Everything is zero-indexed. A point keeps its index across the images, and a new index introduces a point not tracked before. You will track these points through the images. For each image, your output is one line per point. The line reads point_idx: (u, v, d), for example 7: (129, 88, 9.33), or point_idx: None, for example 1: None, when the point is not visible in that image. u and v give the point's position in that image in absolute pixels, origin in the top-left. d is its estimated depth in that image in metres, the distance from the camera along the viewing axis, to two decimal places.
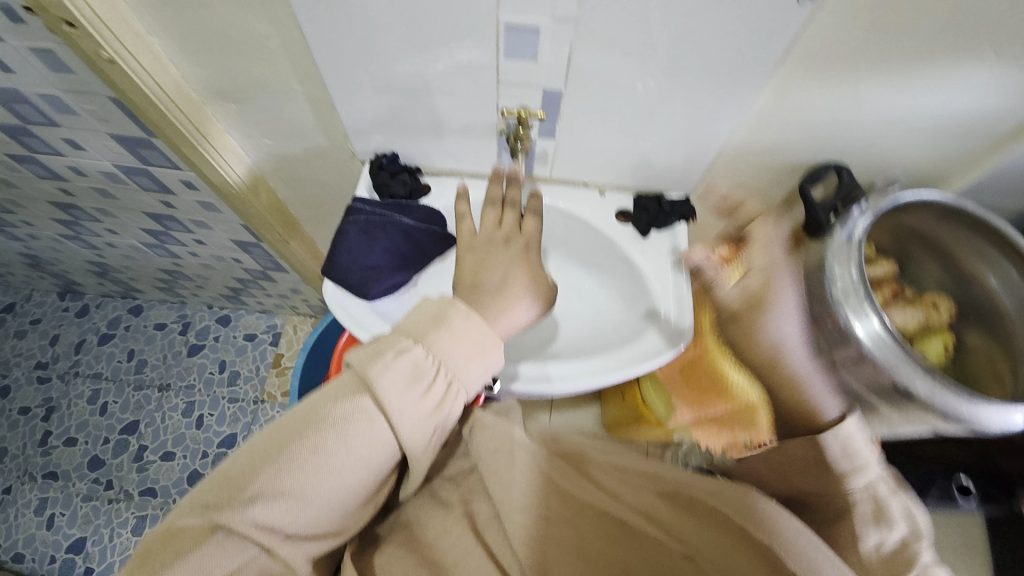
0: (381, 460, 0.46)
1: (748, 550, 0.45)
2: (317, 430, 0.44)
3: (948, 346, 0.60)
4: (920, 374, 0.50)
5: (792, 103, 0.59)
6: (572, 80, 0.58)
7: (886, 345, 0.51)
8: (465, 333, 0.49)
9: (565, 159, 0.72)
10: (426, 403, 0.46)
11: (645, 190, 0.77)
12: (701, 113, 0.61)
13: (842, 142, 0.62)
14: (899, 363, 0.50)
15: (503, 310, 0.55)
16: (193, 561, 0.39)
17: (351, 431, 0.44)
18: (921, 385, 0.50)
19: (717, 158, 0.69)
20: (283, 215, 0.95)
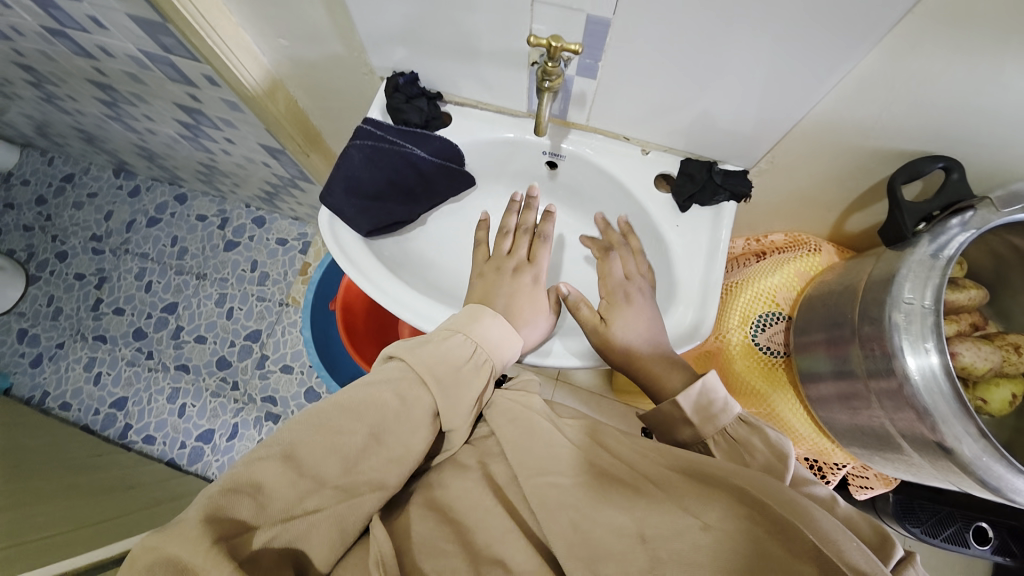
0: (427, 425, 0.48)
1: (779, 536, 0.37)
2: (370, 396, 0.46)
3: (1020, 395, 0.57)
4: (962, 423, 0.47)
5: (909, 73, 0.45)
6: (625, 8, 0.46)
7: (936, 385, 0.48)
8: (501, 333, 0.57)
9: (605, 105, 0.61)
10: (473, 373, 0.52)
11: (695, 156, 0.65)
12: (784, 71, 0.48)
13: (961, 134, 0.48)
14: (943, 406, 0.48)
15: (522, 316, 0.61)
16: (255, 509, 0.39)
17: (408, 396, 0.47)
18: (959, 434, 0.47)
19: (791, 130, 0.56)
20: (304, 126, 0.90)
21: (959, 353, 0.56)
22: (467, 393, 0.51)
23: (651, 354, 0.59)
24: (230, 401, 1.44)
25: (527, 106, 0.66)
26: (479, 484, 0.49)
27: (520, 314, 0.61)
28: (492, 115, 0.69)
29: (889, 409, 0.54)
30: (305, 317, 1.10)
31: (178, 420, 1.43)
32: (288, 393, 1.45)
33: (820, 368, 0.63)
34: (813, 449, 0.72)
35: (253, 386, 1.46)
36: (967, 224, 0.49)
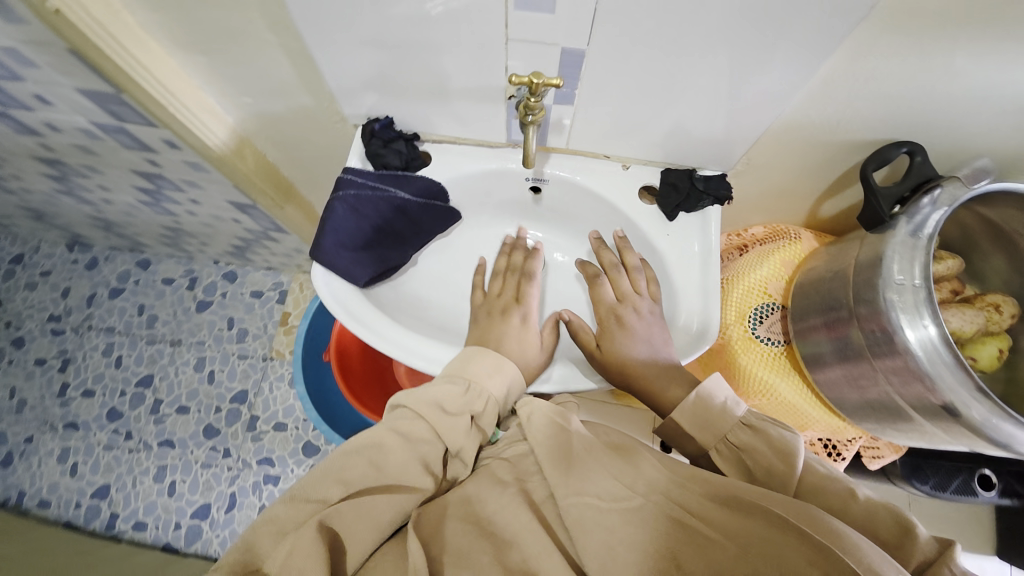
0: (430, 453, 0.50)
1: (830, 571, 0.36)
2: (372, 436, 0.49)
3: (1006, 350, 0.60)
4: (968, 387, 0.49)
5: (869, 70, 0.48)
6: (599, 39, 0.48)
7: (937, 354, 0.50)
8: (495, 367, 0.57)
9: (584, 128, 0.62)
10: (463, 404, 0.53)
11: (674, 166, 0.67)
12: (755, 80, 0.51)
13: (921, 119, 0.52)
14: (946, 373, 0.50)
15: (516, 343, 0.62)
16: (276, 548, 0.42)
17: (404, 431, 0.50)
18: (967, 398, 0.50)
19: (764, 132, 0.58)
20: (275, 179, 0.88)
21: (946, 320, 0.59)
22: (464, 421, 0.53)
23: (649, 371, 0.59)
24: (223, 470, 1.37)
25: (506, 136, 0.67)
26: (517, 511, 0.48)
27: (521, 349, 0.62)
28: (472, 148, 0.69)
29: (900, 385, 0.56)
30: (297, 371, 1.07)
31: (169, 499, 1.35)
32: (285, 452, 1.39)
33: (823, 352, 0.64)
34: (828, 427, 0.73)
35: (246, 450, 1.39)
36: (937, 203, 0.52)
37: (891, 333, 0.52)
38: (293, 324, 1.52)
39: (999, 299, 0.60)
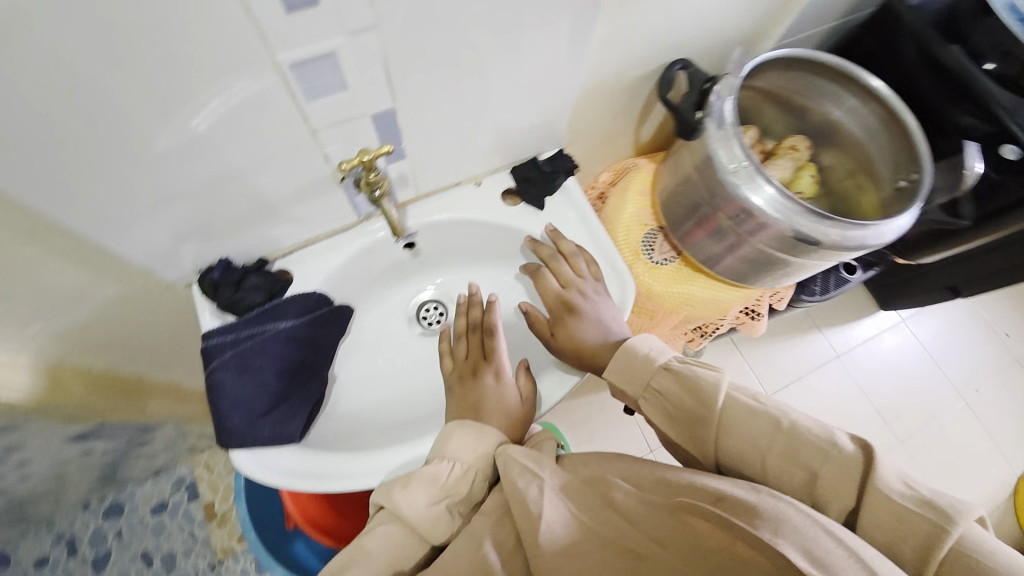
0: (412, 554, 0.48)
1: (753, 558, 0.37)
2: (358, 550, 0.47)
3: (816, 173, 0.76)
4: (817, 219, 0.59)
5: (628, 20, 0.54)
6: (404, 93, 0.47)
7: (784, 204, 0.60)
8: (472, 435, 0.54)
9: (426, 171, 0.62)
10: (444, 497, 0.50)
11: (517, 162, 0.70)
12: (549, 65, 0.54)
13: (678, 39, 0.61)
14: (797, 216, 0.60)
15: (490, 394, 0.59)
16: None
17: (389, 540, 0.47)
18: (819, 228, 0.60)
19: (576, 101, 0.63)
20: (116, 384, 0.72)
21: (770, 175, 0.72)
22: (444, 509, 0.49)
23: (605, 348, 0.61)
24: None
25: (356, 213, 0.63)
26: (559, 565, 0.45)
27: (498, 403, 0.58)
28: (329, 242, 0.64)
29: (776, 248, 0.65)
30: (264, 559, 0.91)
31: None
32: None
33: (712, 250, 0.73)
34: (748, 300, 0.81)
35: None
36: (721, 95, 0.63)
37: (747, 205, 0.61)
38: (223, 510, 1.29)
39: (791, 141, 0.75)
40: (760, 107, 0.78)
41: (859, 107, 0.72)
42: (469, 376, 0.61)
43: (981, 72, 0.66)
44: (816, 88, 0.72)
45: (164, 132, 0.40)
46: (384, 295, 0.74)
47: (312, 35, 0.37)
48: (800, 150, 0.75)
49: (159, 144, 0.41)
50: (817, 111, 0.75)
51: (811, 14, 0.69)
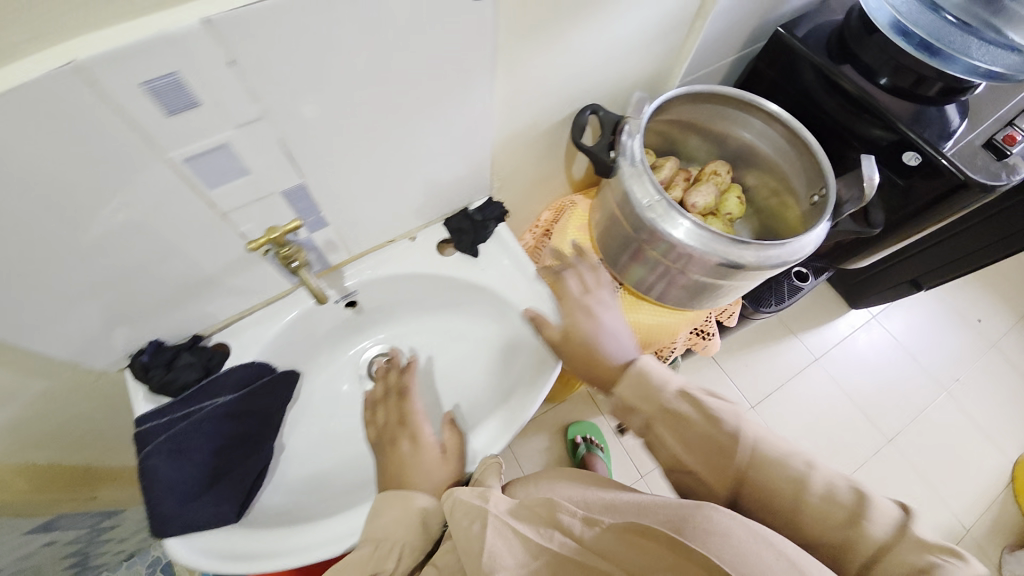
0: None
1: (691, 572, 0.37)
2: None
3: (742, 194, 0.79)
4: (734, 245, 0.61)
5: (529, 78, 0.57)
6: (311, 169, 0.49)
7: (701, 235, 0.62)
8: (397, 507, 0.54)
9: (355, 233, 0.63)
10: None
11: (449, 213, 0.72)
12: (457, 126, 0.57)
13: (584, 85, 0.65)
14: (715, 245, 0.61)
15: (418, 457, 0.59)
16: None
17: None
18: (738, 253, 0.61)
19: (495, 152, 0.66)
20: (59, 475, 0.70)
21: (695, 202, 0.76)
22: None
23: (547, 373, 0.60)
24: None
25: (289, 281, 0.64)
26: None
27: (416, 469, 0.57)
28: (265, 310, 0.65)
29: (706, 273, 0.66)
30: None
31: None
32: None
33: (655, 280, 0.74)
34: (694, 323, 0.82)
35: None
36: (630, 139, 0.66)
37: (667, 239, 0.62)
38: None
39: (713, 167, 0.79)
40: (679, 138, 0.82)
41: (767, 130, 0.75)
42: (388, 444, 0.61)
43: (877, 87, 0.70)
44: (724, 116, 0.76)
45: (68, 240, 0.41)
46: (331, 357, 0.74)
47: (200, 132, 0.39)
48: (721, 175, 0.78)
49: (66, 253, 0.42)
50: (731, 136, 0.79)
51: (707, 49, 0.73)
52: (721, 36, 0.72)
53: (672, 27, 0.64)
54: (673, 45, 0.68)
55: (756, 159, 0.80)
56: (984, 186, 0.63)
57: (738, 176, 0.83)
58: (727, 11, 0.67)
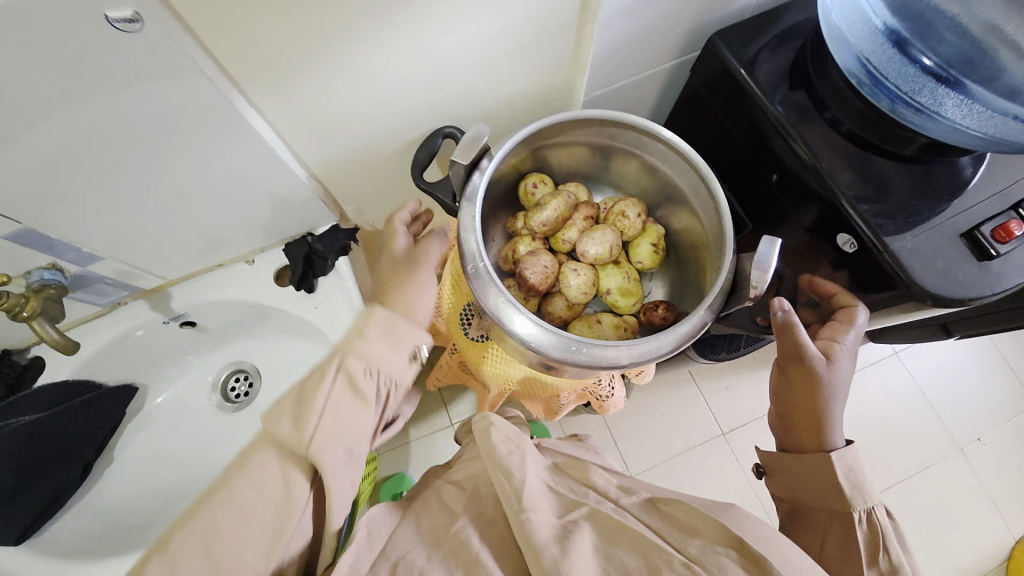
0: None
1: None
2: (255, 475, 0.37)
3: (658, 242, 0.64)
4: (573, 343, 0.49)
5: (321, 106, 0.47)
6: (29, 209, 0.44)
7: (536, 326, 0.50)
8: (383, 332, 0.42)
9: (159, 261, 0.58)
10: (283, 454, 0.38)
11: (291, 238, 0.65)
12: (226, 159, 0.48)
13: (421, 108, 0.52)
14: (553, 339, 0.49)
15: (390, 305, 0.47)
16: (230, 507, 0.36)
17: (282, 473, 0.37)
18: (581, 351, 0.49)
19: (318, 179, 0.57)
20: None
21: (586, 250, 0.61)
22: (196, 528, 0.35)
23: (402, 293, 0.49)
24: None
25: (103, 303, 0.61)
26: None
27: (412, 295, 0.48)
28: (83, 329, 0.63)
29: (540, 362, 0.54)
30: None
31: None
32: None
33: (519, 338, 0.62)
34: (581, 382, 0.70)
35: None
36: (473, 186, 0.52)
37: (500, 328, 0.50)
38: None
39: (621, 207, 0.63)
40: (595, 163, 0.67)
41: (678, 161, 0.59)
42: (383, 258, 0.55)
43: (835, 136, 0.51)
44: (628, 140, 0.60)
45: None
46: (181, 372, 0.72)
47: None
48: (629, 218, 0.63)
49: None
50: (651, 169, 0.63)
51: (617, 61, 0.56)
52: (632, 49, 0.55)
53: (536, 39, 0.50)
54: (549, 57, 0.53)
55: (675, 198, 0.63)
56: (934, 298, 0.44)
57: (664, 217, 0.67)
58: (629, 17, 0.49)
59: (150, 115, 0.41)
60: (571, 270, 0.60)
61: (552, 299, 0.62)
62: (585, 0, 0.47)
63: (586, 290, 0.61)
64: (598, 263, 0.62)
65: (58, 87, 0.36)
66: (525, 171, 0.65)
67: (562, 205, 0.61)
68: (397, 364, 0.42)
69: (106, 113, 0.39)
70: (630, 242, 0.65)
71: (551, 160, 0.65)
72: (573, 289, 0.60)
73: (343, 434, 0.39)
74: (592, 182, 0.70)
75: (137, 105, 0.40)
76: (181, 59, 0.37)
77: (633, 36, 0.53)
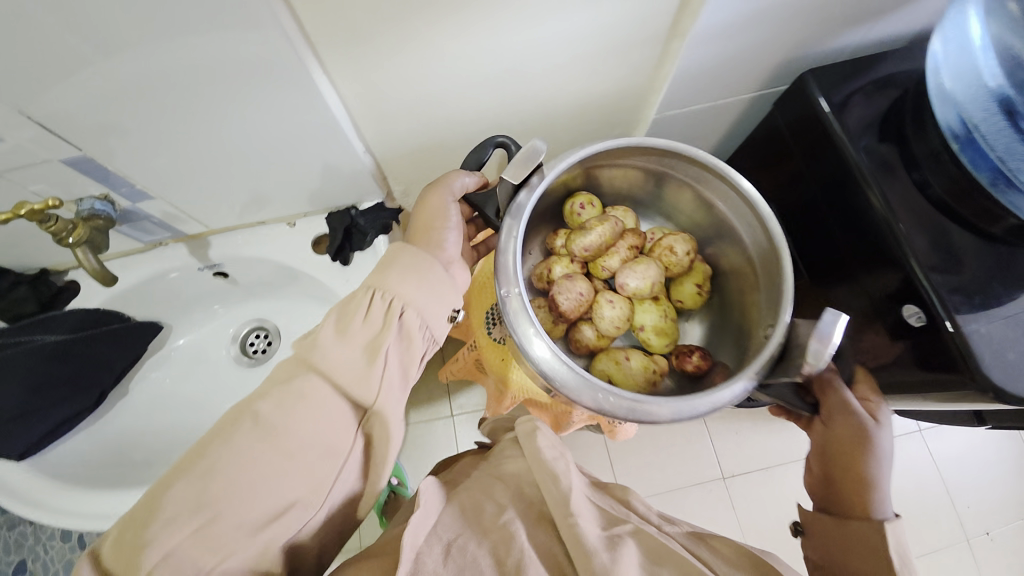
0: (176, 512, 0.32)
1: None
2: (287, 409, 0.36)
3: (703, 283, 0.61)
4: (587, 382, 0.45)
5: (391, 79, 0.46)
6: (90, 139, 0.44)
7: (556, 356, 0.46)
8: (412, 272, 0.42)
9: (204, 209, 0.58)
10: (317, 380, 0.38)
11: (334, 208, 0.64)
12: (286, 121, 0.48)
13: (488, 98, 0.51)
14: (569, 375, 0.45)
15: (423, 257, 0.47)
16: (266, 440, 0.35)
17: (314, 406, 0.37)
18: (593, 391, 0.45)
19: (372, 155, 0.56)
20: None
21: (625, 283, 0.58)
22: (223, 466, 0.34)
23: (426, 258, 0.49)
24: None
25: (143, 240, 0.62)
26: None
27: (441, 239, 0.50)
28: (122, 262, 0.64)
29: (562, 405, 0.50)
30: None
31: None
32: None
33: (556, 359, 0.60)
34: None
35: None
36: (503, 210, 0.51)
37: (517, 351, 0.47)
38: None
39: (669, 242, 0.60)
40: (648, 188, 0.64)
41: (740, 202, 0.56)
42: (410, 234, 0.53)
43: (918, 197, 0.48)
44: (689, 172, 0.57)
45: None
46: (204, 320, 0.72)
47: None
48: (677, 254, 0.59)
49: None
50: (708, 204, 0.60)
51: (696, 85, 0.54)
52: (715, 74, 0.53)
53: (618, 47, 0.48)
54: (627, 68, 0.51)
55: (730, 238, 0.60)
56: (999, 391, 0.41)
57: (714, 255, 0.63)
58: (719, 41, 0.47)
59: (223, 65, 0.41)
60: (606, 301, 0.57)
61: (580, 327, 0.59)
62: (677, 17, 0.46)
63: (619, 324, 0.58)
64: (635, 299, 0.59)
65: (139, 24, 0.36)
66: (574, 187, 0.62)
67: (608, 232, 0.58)
68: (438, 320, 0.43)
69: (181, 56, 0.39)
70: (674, 278, 0.62)
71: (603, 178, 0.63)
72: (604, 324, 0.58)
73: (392, 383, 0.41)
74: (642, 208, 0.67)
75: (210, 54, 0.39)
76: (262, 17, 0.37)
77: (718, 62, 0.51)
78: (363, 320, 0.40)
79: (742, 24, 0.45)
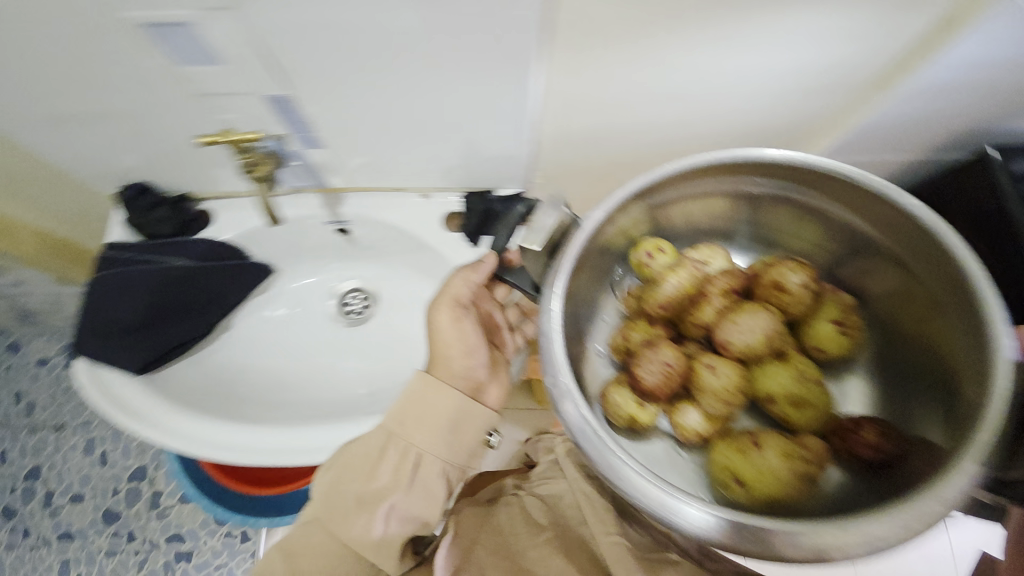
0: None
1: None
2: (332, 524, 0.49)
3: (847, 321, 0.45)
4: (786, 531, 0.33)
5: (597, 82, 0.46)
6: (302, 81, 0.45)
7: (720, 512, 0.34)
8: (421, 409, 0.52)
9: (357, 167, 0.59)
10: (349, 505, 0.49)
11: (472, 189, 0.65)
12: (481, 99, 0.48)
13: (672, 116, 0.51)
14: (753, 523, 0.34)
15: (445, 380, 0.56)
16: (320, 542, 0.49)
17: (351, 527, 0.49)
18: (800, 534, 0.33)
19: (537, 146, 0.56)
20: (82, 254, 0.81)
21: (727, 340, 0.45)
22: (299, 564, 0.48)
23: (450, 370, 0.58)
24: (130, 556, 1.31)
25: (284, 182, 0.62)
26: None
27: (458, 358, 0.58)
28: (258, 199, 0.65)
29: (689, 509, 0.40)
30: None
31: None
32: (195, 524, 1.33)
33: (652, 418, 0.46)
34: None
35: (151, 531, 1.33)
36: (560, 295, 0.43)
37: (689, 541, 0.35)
38: None
39: (775, 274, 0.47)
40: (733, 215, 0.51)
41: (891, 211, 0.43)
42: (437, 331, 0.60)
43: None
44: (800, 178, 0.45)
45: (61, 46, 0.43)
46: (311, 269, 0.73)
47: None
48: (791, 288, 0.46)
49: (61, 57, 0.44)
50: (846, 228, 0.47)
51: (875, 137, 0.53)
52: (899, 132, 0.52)
53: (819, 87, 0.48)
54: (813, 108, 0.51)
55: (875, 252, 0.46)
56: None
57: (857, 275, 0.49)
58: (926, 99, 0.47)
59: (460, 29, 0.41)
60: (706, 366, 0.45)
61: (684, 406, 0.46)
62: (892, 68, 0.45)
63: (723, 398, 0.44)
64: (744, 356, 0.45)
65: None
66: (635, 237, 0.51)
67: (687, 280, 0.48)
68: (449, 453, 0.52)
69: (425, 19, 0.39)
70: (799, 320, 0.47)
71: (674, 215, 0.50)
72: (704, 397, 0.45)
73: (407, 507, 0.50)
74: (731, 237, 0.54)
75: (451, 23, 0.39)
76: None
77: (911, 118, 0.50)
78: (384, 464, 0.51)
79: (956, 89, 0.45)
